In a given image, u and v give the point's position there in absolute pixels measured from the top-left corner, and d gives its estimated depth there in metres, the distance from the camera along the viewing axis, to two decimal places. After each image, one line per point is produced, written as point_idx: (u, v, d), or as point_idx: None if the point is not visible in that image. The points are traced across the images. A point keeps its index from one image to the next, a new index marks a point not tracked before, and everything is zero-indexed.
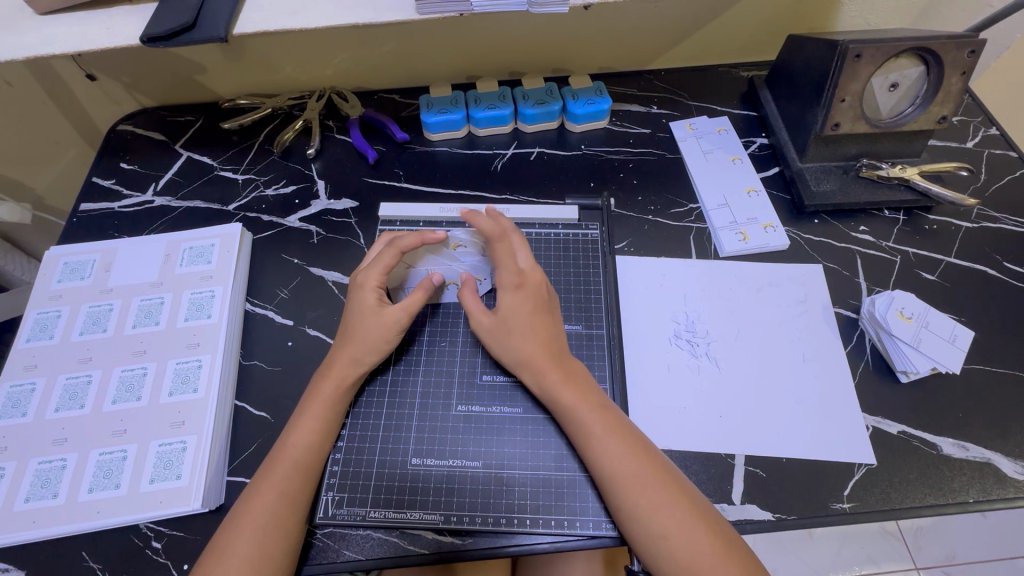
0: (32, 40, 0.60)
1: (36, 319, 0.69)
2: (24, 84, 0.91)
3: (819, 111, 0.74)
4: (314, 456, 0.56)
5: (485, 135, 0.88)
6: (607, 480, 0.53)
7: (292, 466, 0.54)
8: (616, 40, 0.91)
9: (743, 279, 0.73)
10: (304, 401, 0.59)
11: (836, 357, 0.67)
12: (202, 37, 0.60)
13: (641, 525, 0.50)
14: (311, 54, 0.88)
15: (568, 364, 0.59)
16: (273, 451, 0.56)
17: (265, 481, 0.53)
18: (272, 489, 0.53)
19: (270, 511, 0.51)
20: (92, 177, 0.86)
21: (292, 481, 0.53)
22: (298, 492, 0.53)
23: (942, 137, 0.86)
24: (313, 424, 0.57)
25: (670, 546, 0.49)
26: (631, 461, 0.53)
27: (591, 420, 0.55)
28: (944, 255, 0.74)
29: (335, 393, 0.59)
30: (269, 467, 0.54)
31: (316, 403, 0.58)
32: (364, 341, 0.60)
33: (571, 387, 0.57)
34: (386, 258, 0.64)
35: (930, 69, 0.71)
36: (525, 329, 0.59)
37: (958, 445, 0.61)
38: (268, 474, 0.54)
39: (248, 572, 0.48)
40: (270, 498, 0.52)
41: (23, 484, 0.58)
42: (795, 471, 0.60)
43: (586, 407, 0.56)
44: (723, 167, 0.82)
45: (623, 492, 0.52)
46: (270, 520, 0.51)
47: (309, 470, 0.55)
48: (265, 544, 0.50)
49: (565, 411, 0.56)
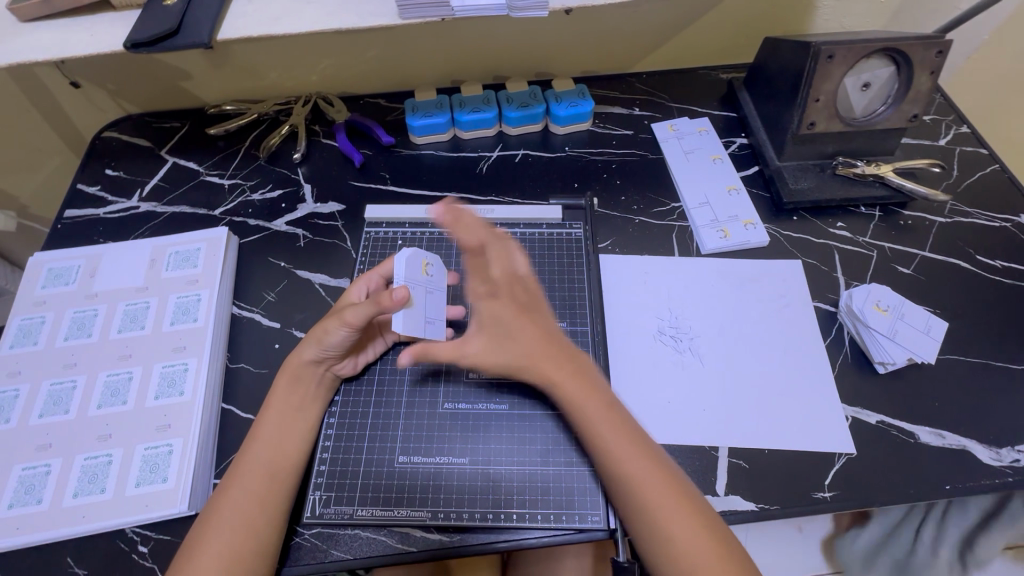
0: (16, 48, 0.61)
1: (20, 325, 0.69)
2: (8, 92, 0.91)
3: (794, 111, 0.76)
4: (283, 455, 0.56)
5: (471, 138, 0.89)
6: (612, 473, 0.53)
7: (259, 465, 0.54)
8: (597, 44, 0.93)
9: (724, 275, 0.74)
10: (269, 398, 0.59)
11: (816, 349, 0.68)
12: (185, 42, 0.61)
13: (641, 523, 0.52)
14: (297, 60, 0.89)
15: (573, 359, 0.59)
16: (241, 452, 0.56)
17: (234, 479, 0.54)
18: (242, 489, 0.53)
19: (237, 510, 0.52)
20: (78, 183, 0.86)
21: (261, 481, 0.54)
22: (269, 492, 0.53)
23: (916, 136, 0.89)
24: (274, 423, 0.57)
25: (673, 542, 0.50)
26: (638, 465, 0.53)
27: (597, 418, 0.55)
28: (919, 249, 0.76)
29: (291, 388, 0.59)
30: (237, 469, 0.54)
31: (275, 402, 0.58)
32: (314, 330, 0.60)
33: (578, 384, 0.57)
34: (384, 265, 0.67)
35: (900, 70, 0.73)
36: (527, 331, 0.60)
37: (935, 434, 0.62)
38: (236, 476, 0.54)
39: (221, 569, 0.49)
40: (239, 498, 0.52)
41: (8, 491, 0.57)
42: (777, 462, 0.61)
43: (594, 410, 0.56)
44: (705, 167, 0.84)
45: (632, 489, 0.52)
46: (238, 520, 0.51)
47: (277, 469, 0.55)
48: (234, 545, 0.50)
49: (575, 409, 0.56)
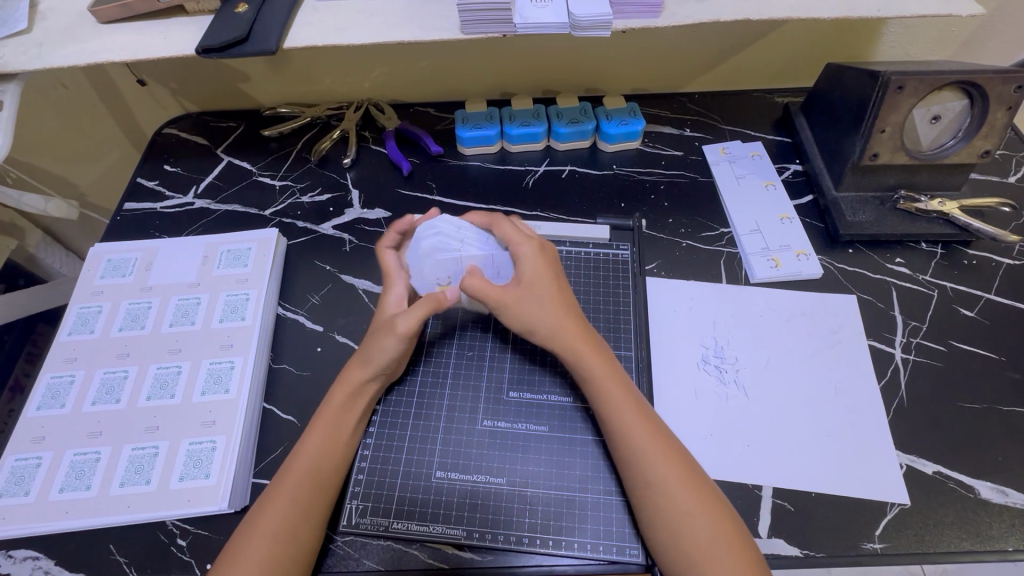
0: (96, 49, 0.64)
1: (78, 313, 0.71)
2: (79, 86, 0.96)
3: (857, 141, 0.73)
4: (330, 466, 0.56)
5: (518, 151, 0.89)
6: (628, 459, 0.54)
7: (306, 472, 0.55)
8: (651, 62, 0.92)
9: (774, 306, 0.72)
10: (319, 408, 0.59)
11: (871, 391, 0.65)
12: (253, 49, 0.62)
13: (658, 515, 0.52)
14: (352, 67, 0.91)
15: (595, 339, 0.62)
16: (289, 458, 0.57)
17: (279, 486, 0.54)
18: (286, 496, 0.53)
19: (278, 517, 0.52)
20: (137, 177, 0.89)
21: (306, 489, 0.54)
22: (312, 502, 0.54)
23: (984, 171, 0.85)
24: (323, 433, 0.57)
25: (692, 524, 0.51)
26: (677, 461, 0.54)
27: (621, 406, 0.57)
28: (984, 291, 0.73)
29: (348, 401, 0.59)
30: (283, 475, 0.55)
31: (326, 413, 0.58)
32: (363, 348, 0.61)
33: (600, 362, 0.59)
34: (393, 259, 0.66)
35: (974, 104, 0.70)
36: (540, 317, 0.61)
37: (997, 490, 0.59)
38: (282, 483, 0.54)
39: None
40: (282, 504, 0.52)
41: (59, 475, 0.59)
42: (824, 506, 0.58)
43: (616, 387, 0.58)
44: (757, 193, 0.82)
45: (652, 486, 0.53)
46: (280, 526, 0.51)
47: (321, 479, 0.55)
48: (274, 551, 0.50)
49: (592, 385, 0.58)
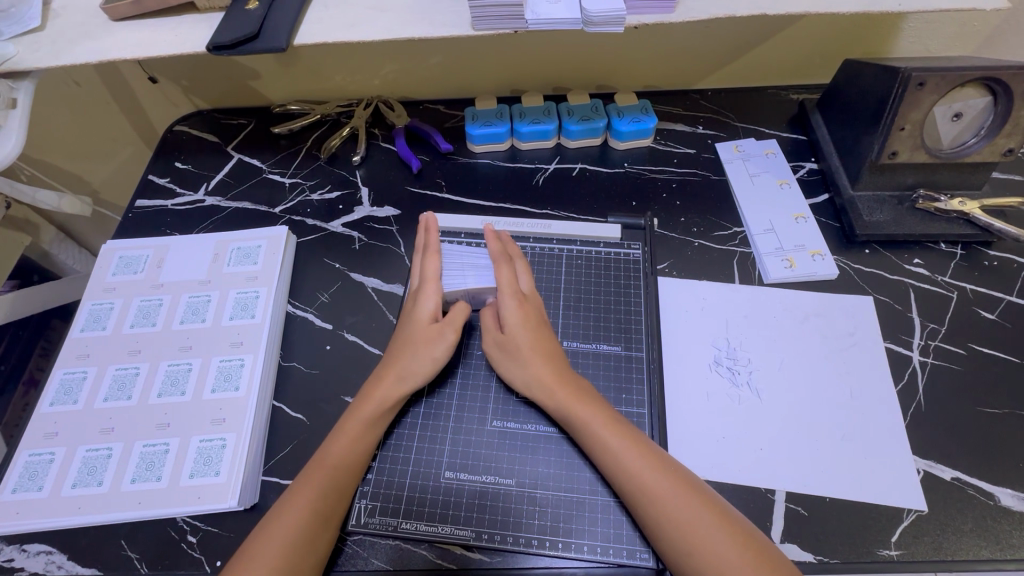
0: (108, 47, 0.64)
1: (90, 310, 0.72)
2: (91, 83, 0.96)
3: (875, 138, 0.72)
4: (348, 475, 0.56)
5: (528, 149, 0.88)
6: (645, 495, 0.52)
7: (324, 479, 0.54)
8: (663, 59, 0.91)
9: (788, 307, 0.71)
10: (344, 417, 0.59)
11: (888, 394, 0.64)
12: (262, 46, 0.62)
13: (684, 553, 0.49)
14: (362, 64, 0.90)
15: (572, 376, 0.60)
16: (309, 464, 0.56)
17: (296, 490, 0.54)
18: (304, 503, 0.52)
19: (298, 523, 0.51)
20: (149, 174, 0.90)
21: (324, 497, 0.53)
22: (330, 510, 0.53)
23: (1005, 170, 0.83)
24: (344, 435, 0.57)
25: (701, 561, 0.48)
26: (691, 490, 0.52)
27: (614, 440, 0.55)
28: (1005, 293, 0.71)
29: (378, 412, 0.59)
30: (301, 479, 0.54)
31: (351, 423, 0.58)
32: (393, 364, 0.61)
33: (581, 402, 0.57)
34: (433, 267, 0.65)
35: (998, 100, 0.68)
36: (522, 365, 0.60)
37: (1018, 497, 0.58)
38: (300, 491, 0.54)
39: None
40: (299, 511, 0.52)
41: (71, 471, 0.60)
42: (839, 512, 0.57)
43: (607, 423, 0.56)
44: (771, 192, 0.81)
45: (672, 518, 0.50)
46: (299, 533, 0.51)
47: (339, 486, 0.55)
48: (292, 559, 0.50)
49: (583, 424, 0.56)
